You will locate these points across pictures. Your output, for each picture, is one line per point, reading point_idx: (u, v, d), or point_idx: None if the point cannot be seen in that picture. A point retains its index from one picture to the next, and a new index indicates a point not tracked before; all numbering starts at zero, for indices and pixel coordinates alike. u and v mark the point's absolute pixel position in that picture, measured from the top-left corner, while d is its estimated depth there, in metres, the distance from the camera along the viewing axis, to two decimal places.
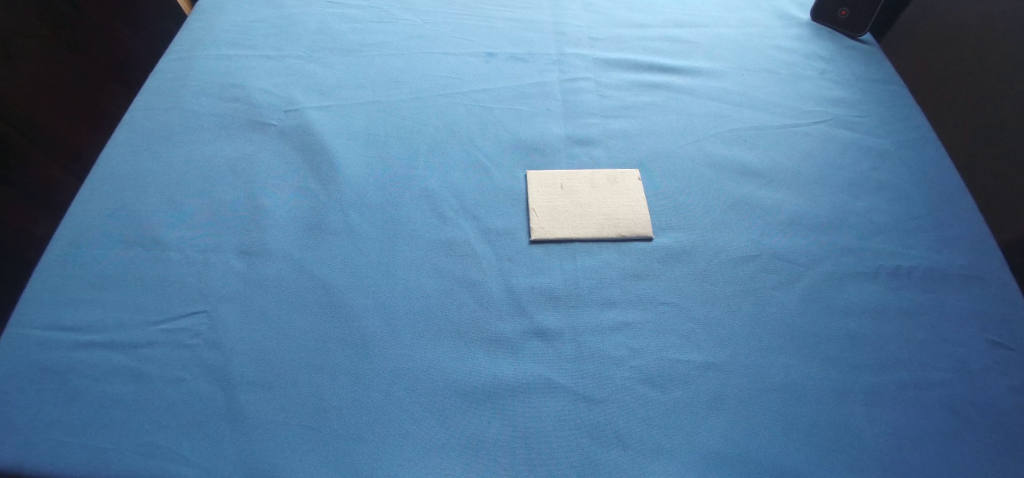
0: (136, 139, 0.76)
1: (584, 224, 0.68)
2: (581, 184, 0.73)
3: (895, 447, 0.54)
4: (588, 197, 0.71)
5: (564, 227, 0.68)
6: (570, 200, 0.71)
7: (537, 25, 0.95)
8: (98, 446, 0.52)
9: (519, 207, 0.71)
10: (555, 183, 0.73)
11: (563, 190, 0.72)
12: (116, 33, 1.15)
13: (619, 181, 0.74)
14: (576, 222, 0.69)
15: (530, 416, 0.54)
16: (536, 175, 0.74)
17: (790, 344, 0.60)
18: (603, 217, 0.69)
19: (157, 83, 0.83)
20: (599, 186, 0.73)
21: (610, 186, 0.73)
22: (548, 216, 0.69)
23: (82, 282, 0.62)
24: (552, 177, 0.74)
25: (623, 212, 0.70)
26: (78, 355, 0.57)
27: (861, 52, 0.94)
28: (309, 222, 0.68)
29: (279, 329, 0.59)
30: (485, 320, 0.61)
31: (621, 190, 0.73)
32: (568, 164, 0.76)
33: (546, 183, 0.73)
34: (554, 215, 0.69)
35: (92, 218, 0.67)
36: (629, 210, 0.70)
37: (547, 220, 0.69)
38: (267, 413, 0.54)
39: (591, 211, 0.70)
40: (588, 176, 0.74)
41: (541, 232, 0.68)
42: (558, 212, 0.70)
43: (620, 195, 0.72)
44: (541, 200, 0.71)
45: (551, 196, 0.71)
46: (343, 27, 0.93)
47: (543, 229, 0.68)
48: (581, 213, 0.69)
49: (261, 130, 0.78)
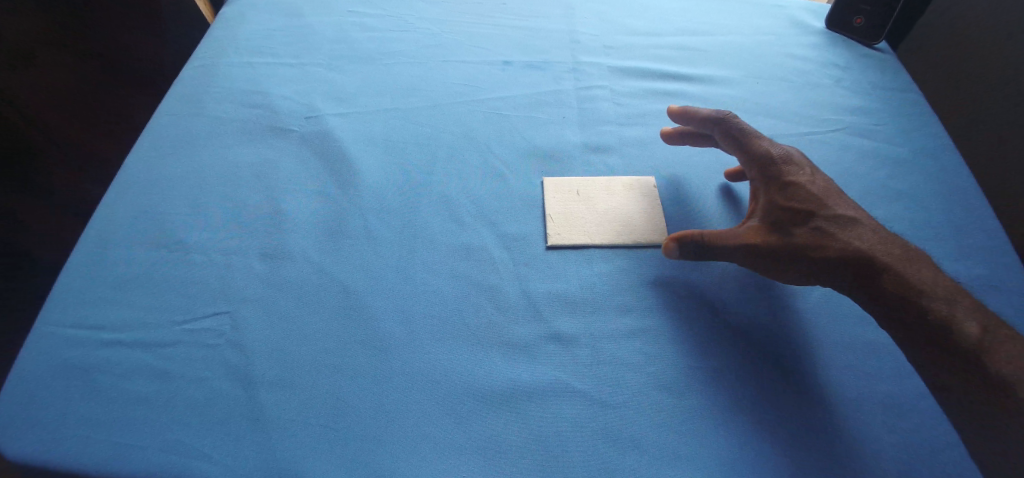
0: (161, 143, 0.78)
1: (601, 230, 0.69)
2: (597, 191, 0.74)
3: (913, 457, 0.54)
4: (605, 204, 0.72)
5: (580, 233, 0.69)
6: (586, 206, 0.72)
7: (553, 33, 0.96)
8: (124, 442, 0.54)
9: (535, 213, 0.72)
10: (572, 189, 0.74)
11: (580, 196, 0.73)
12: (135, 37, 1.14)
13: (635, 188, 0.74)
14: (593, 228, 0.69)
15: (547, 421, 0.55)
16: (552, 181, 0.75)
17: (807, 352, 0.60)
18: (620, 223, 0.70)
19: (181, 89, 0.85)
20: (615, 193, 0.74)
21: (626, 193, 0.74)
22: (565, 222, 0.70)
23: (109, 282, 0.64)
24: (567, 183, 0.75)
25: (639, 219, 0.71)
26: (104, 353, 0.59)
27: (876, 60, 0.94)
28: (329, 226, 0.69)
29: (299, 330, 0.60)
30: (501, 325, 0.61)
31: (637, 197, 0.73)
32: (584, 170, 0.77)
33: (563, 189, 0.74)
34: (570, 221, 0.70)
35: (119, 220, 0.69)
36: (645, 217, 0.71)
37: (563, 226, 0.69)
38: (288, 413, 0.55)
39: (607, 217, 0.70)
40: (605, 182, 0.75)
41: (558, 237, 0.68)
42: (575, 218, 0.70)
43: (636, 202, 0.72)
44: (557, 206, 0.72)
45: (568, 202, 0.72)
46: (363, 35, 0.95)
47: (560, 234, 0.68)
48: (597, 219, 0.70)
49: (282, 136, 0.79)
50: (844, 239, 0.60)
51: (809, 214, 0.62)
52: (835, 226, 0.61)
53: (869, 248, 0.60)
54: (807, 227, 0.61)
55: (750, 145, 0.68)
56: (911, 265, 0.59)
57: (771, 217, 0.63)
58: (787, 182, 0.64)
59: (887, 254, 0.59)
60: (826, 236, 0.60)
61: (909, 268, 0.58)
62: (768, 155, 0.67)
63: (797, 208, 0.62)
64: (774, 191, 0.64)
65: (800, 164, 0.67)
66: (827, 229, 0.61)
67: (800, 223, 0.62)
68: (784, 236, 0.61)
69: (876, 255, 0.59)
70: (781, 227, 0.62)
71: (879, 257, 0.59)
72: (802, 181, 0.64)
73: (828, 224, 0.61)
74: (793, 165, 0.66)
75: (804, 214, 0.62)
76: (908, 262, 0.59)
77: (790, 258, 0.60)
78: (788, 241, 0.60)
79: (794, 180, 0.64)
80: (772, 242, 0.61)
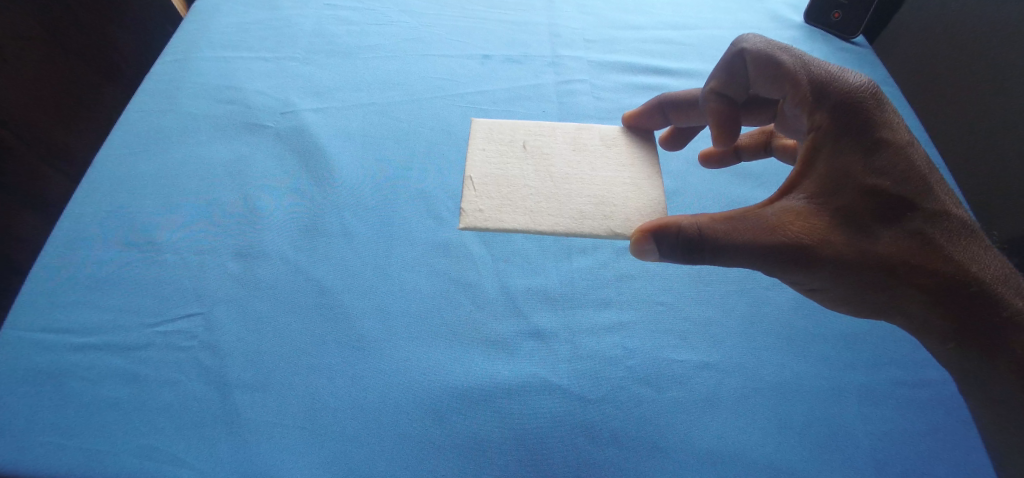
0: (130, 141, 0.75)
1: (555, 210, 0.63)
2: (562, 155, 0.68)
3: (886, 446, 0.55)
4: (565, 171, 0.67)
5: (523, 213, 0.62)
6: (539, 177, 0.66)
7: (533, 27, 0.96)
8: (93, 449, 0.52)
9: (470, 191, 0.64)
10: (520, 155, 0.68)
11: (530, 163, 0.67)
12: (105, 31, 1.07)
13: (612, 151, 0.69)
14: (546, 207, 0.63)
15: (527, 417, 0.55)
16: (495, 148, 0.68)
17: (783, 345, 0.61)
18: (584, 198, 0.64)
19: (151, 84, 0.83)
20: (575, 157, 0.68)
21: (592, 157, 0.68)
22: (508, 199, 0.63)
23: (77, 285, 0.62)
24: (515, 149, 0.69)
25: (605, 195, 0.64)
26: (73, 357, 0.57)
27: (852, 53, 0.96)
28: (305, 224, 0.68)
29: (274, 330, 0.59)
30: (480, 321, 0.61)
31: (619, 163, 0.68)
32: (530, 128, 0.71)
33: (510, 156, 0.68)
34: (514, 199, 0.64)
35: (86, 222, 0.67)
36: (630, 187, 0.65)
37: (503, 202, 0.63)
38: (265, 416, 0.54)
39: (563, 191, 0.64)
40: (564, 145, 0.69)
41: (482, 216, 0.63)
42: (523, 194, 0.64)
43: (614, 169, 0.67)
44: (501, 179, 0.65)
45: (513, 174, 0.66)
46: (339, 29, 0.93)
47: (499, 217, 0.62)
48: (551, 196, 0.64)
49: (256, 132, 0.78)
50: (941, 251, 0.50)
51: (901, 214, 0.51)
52: (932, 233, 0.50)
53: (967, 262, 0.50)
54: (893, 229, 0.50)
55: (822, 86, 0.54)
56: (992, 271, 0.50)
57: (829, 192, 0.51)
58: (879, 162, 0.51)
59: (983, 268, 0.50)
60: (897, 225, 0.50)
61: (1007, 292, 0.49)
62: (858, 119, 0.52)
63: (884, 200, 0.50)
64: (858, 169, 0.51)
65: (889, 119, 0.53)
66: (919, 235, 0.50)
67: (888, 222, 0.50)
68: (852, 222, 0.50)
69: (980, 282, 0.49)
70: (854, 219, 0.50)
71: (974, 273, 0.49)
72: (902, 164, 0.51)
73: (925, 230, 0.50)
74: (890, 135, 0.52)
75: (894, 212, 0.51)
76: (1011, 286, 0.49)
77: (856, 251, 0.50)
78: (853, 231, 0.50)
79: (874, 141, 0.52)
80: (835, 230, 0.50)
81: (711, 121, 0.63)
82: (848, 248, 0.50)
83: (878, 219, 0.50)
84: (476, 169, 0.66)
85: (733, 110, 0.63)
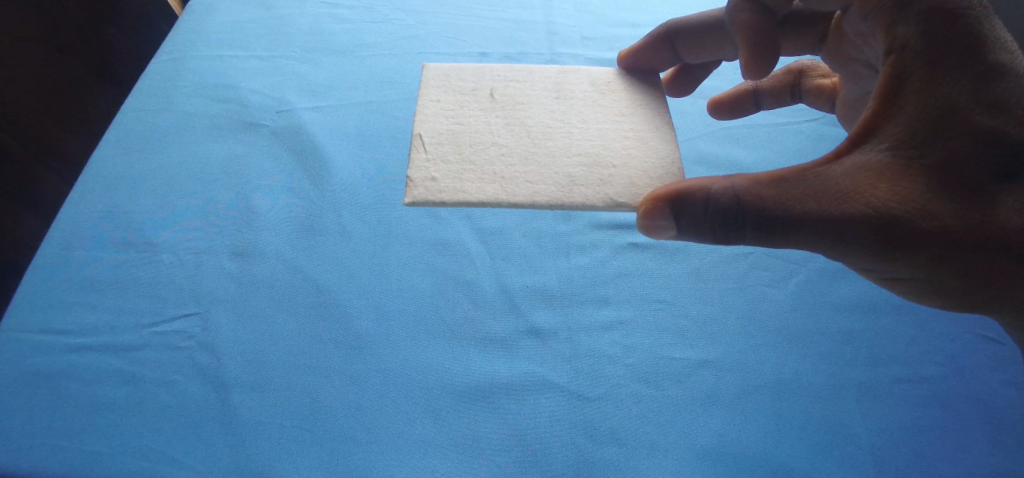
0: (127, 140, 0.75)
1: (535, 174, 0.54)
2: (537, 106, 0.60)
3: (889, 442, 0.54)
4: (541, 126, 0.58)
5: (493, 181, 0.53)
6: (512, 134, 0.57)
7: (531, 25, 0.95)
8: (89, 450, 0.52)
9: (420, 153, 0.55)
10: (486, 107, 0.59)
11: (499, 116, 0.59)
12: (103, 30, 1.05)
13: (606, 101, 0.61)
14: (520, 171, 0.54)
15: (526, 416, 0.54)
16: (454, 99, 0.60)
17: (783, 342, 0.60)
18: (572, 156, 0.55)
19: (147, 84, 0.82)
20: (557, 108, 0.60)
21: (579, 107, 0.60)
22: (470, 164, 0.54)
23: (74, 285, 0.62)
24: (480, 100, 0.60)
25: (596, 150, 0.56)
26: (70, 358, 0.57)
27: None
28: (301, 223, 0.68)
29: (272, 330, 0.59)
30: (479, 320, 0.61)
31: (617, 116, 0.59)
32: (499, 75, 0.63)
33: (472, 109, 0.59)
34: (478, 162, 0.55)
35: (82, 221, 0.66)
36: (631, 141, 0.57)
37: (468, 169, 0.54)
38: (264, 416, 0.54)
39: (544, 150, 0.56)
40: (544, 94, 0.61)
41: (437, 187, 0.53)
42: (491, 155, 0.55)
43: (609, 122, 0.59)
44: (462, 137, 0.57)
45: (478, 130, 0.57)
46: (336, 28, 0.93)
47: (458, 186, 0.52)
48: (527, 156, 0.55)
49: (253, 130, 0.77)
50: None
51: (1004, 156, 0.44)
52: None
53: None
54: (992, 174, 0.43)
55: None
56: None
57: (914, 137, 0.44)
58: (980, 94, 0.45)
59: None
60: (995, 175, 0.44)
61: None
62: (957, 38, 0.45)
63: (984, 137, 0.44)
64: (955, 98, 0.44)
65: (990, 40, 0.46)
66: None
67: (988, 164, 0.44)
68: (943, 170, 0.43)
69: None
70: (951, 157, 0.43)
71: None
72: (1008, 97, 0.45)
73: None
74: (996, 60, 0.45)
75: (997, 153, 0.44)
76: None
77: (949, 195, 0.43)
78: (943, 169, 0.43)
79: (966, 68, 0.45)
80: (926, 170, 0.43)
81: (742, 44, 0.59)
82: (939, 192, 0.43)
83: (978, 159, 0.43)
84: (427, 126, 0.57)
85: (766, 26, 0.58)
